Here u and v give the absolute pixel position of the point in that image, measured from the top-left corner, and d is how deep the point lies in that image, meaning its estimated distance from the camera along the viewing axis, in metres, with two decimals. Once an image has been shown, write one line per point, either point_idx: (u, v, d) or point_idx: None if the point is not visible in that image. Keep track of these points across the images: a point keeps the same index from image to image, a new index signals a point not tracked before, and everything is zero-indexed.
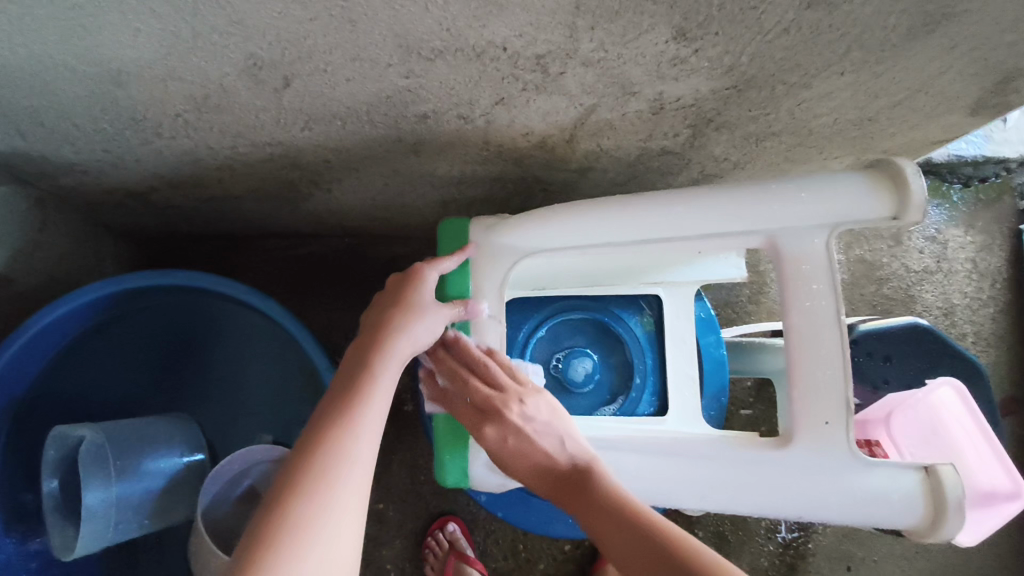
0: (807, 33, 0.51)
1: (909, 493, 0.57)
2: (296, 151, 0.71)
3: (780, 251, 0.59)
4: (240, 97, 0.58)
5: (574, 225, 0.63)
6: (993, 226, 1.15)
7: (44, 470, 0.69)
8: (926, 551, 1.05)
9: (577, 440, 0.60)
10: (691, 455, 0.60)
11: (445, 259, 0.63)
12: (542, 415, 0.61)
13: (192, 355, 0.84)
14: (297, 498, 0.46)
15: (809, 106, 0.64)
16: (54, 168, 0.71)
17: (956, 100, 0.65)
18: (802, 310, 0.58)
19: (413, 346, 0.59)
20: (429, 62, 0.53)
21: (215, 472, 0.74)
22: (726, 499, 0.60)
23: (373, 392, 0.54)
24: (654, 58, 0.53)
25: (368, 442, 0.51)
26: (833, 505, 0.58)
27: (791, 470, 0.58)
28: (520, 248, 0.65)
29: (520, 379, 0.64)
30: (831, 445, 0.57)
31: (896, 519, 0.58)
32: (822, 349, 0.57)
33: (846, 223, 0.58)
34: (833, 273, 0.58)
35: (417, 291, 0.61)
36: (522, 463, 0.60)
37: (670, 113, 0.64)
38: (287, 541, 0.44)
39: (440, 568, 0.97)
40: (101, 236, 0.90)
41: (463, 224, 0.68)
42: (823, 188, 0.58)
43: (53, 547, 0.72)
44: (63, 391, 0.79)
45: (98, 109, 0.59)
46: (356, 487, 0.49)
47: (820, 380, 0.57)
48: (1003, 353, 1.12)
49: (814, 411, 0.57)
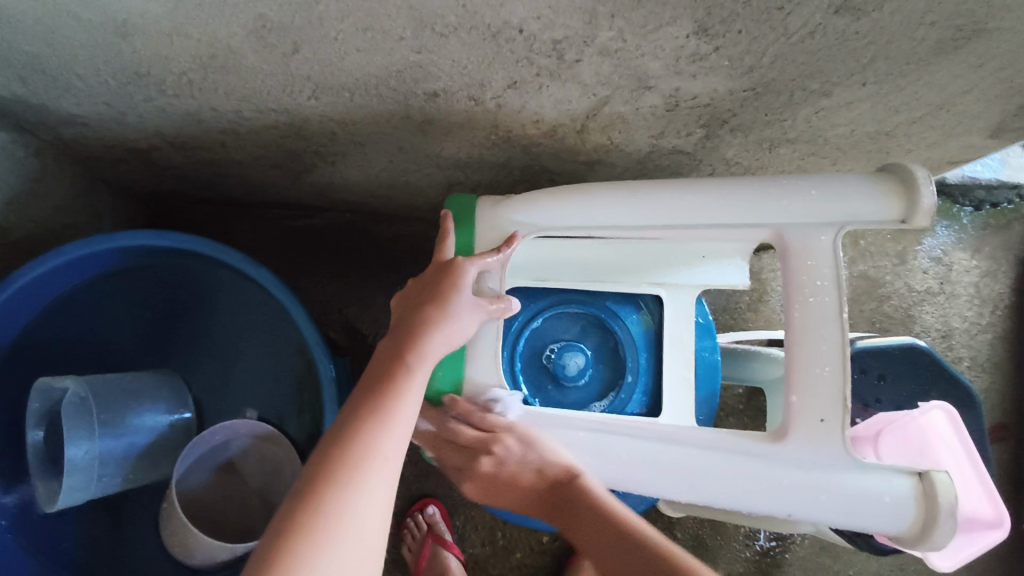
0: (833, 40, 0.49)
1: (900, 498, 0.56)
2: (302, 121, 0.69)
3: (786, 246, 0.58)
4: (247, 60, 0.56)
5: (581, 206, 0.62)
6: (1000, 252, 1.14)
7: (27, 419, 0.70)
8: (901, 571, 1.05)
9: (556, 464, 0.61)
10: (686, 443, 0.59)
11: (481, 256, 0.61)
12: (516, 450, 0.62)
13: (182, 316, 0.83)
14: (330, 492, 0.47)
15: (828, 115, 0.62)
16: (54, 118, 0.70)
17: (976, 120, 0.64)
18: (805, 306, 0.57)
19: (445, 345, 0.59)
20: (443, 38, 0.51)
21: (187, 446, 0.72)
22: (714, 491, 0.59)
23: (404, 390, 0.55)
24: (673, 52, 0.51)
25: (396, 440, 0.53)
26: (823, 503, 0.57)
27: (785, 464, 0.57)
28: (527, 227, 0.64)
29: (488, 422, 0.63)
30: (824, 442, 0.57)
31: (886, 523, 0.57)
32: (823, 346, 0.56)
33: (854, 223, 0.57)
34: (838, 271, 0.57)
35: (452, 285, 0.60)
36: (516, 496, 0.65)
37: (685, 111, 0.62)
38: (319, 536, 0.46)
39: (417, 549, 0.98)
40: (100, 191, 0.89)
41: (470, 203, 0.66)
42: (834, 188, 0.57)
43: (38, 499, 0.73)
44: (48, 339, 0.78)
45: (101, 61, 0.57)
46: (384, 482, 0.50)
47: (819, 378, 0.56)
48: (998, 380, 1.11)
49: (811, 407, 0.57)
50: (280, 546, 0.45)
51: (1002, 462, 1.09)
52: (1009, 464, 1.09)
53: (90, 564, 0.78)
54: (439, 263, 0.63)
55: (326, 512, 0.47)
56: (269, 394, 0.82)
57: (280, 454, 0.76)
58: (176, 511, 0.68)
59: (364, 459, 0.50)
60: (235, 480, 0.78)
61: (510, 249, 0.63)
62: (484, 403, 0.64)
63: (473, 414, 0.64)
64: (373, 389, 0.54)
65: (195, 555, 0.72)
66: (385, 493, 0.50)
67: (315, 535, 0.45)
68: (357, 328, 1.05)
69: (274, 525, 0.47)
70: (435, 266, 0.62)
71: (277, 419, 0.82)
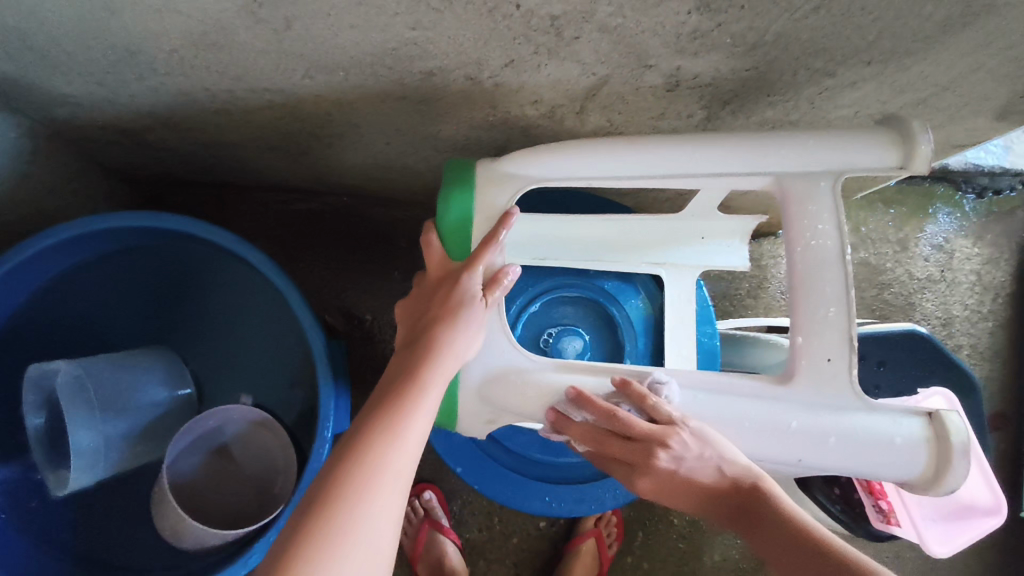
0: (837, 16, 0.48)
1: (912, 439, 0.54)
2: (296, 101, 0.68)
3: (785, 195, 0.57)
4: (239, 36, 0.55)
5: (577, 155, 0.60)
6: (1002, 239, 1.13)
7: (26, 411, 0.70)
8: (897, 557, 1.06)
9: (735, 461, 0.55)
10: (688, 386, 0.58)
11: (482, 256, 0.60)
12: (693, 450, 0.55)
13: (180, 299, 0.83)
14: (344, 507, 0.47)
15: (831, 96, 0.61)
16: (45, 98, 0.68)
17: (982, 102, 0.63)
18: (806, 249, 0.55)
19: (455, 362, 0.58)
20: (438, 14, 0.50)
21: (180, 430, 0.72)
22: (715, 436, 0.57)
23: (415, 406, 0.55)
24: (674, 28, 0.50)
25: (404, 457, 0.52)
26: (831, 446, 0.55)
27: (792, 407, 0.55)
28: (530, 177, 0.62)
29: (663, 414, 0.56)
30: (831, 381, 0.55)
31: (897, 466, 0.55)
32: (826, 287, 0.55)
33: (851, 170, 0.56)
34: (838, 216, 0.55)
35: (457, 298, 0.60)
36: (689, 502, 0.57)
37: (685, 92, 0.61)
38: (333, 550, 0.45)
39: (413, 534, 0.99)
40: (94, 173, 0.88)
41: (468, 164, 0.64)
42: (835, 151, 0.56)
43: (49, 485, 0.74)
44: (44, 320, 0.78)
45: (91, 37, 0.56)
46: (386, 498, 0.49)
47: (824, 319, 0.55)
48: (997, 368, 1.11)
49: (817, 347, 0.55)
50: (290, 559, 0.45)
51: (1001, 451, 1.09)
52: (1008, 452, 1.09)
53: (86, 549, 0.78)
54: (445, 272, 0.62)
55: (339, 528, 0.46)
56: (268, 376, 0.82)
57: (275, 441, 0.75)
58: (169, 499, 0.68)
59: (375, 474, 0.49)
60: (229, 463, 0.78)
61: (505, 229, 0.61)
62: (648, 386, 0.57)
63: (645, 402, 0.56)
64: (384, 403, 0.55)
65: (185, 541, 0.72)
66: (391, 512, 0.50)
67: (327, 550, 0.45)
68: (353, 311, 1.04)
69: (285, 535, 0.47)
70: (439, 277, 0.62)
71: (271, 404, 0.81)
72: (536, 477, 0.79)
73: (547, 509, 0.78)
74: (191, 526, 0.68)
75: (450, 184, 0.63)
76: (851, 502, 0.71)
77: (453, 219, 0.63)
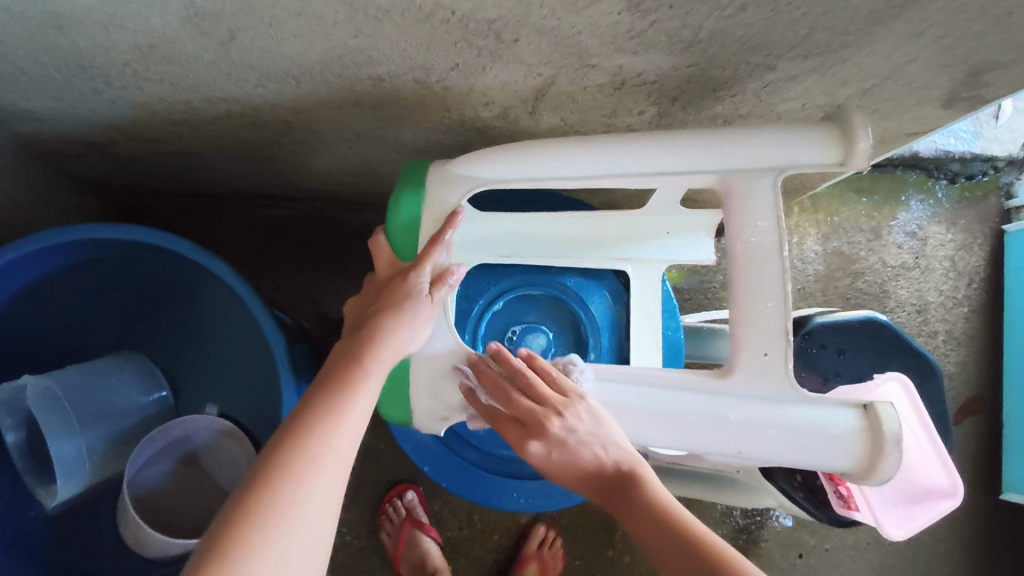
0: (766, 11, 0.49)
1: (847, 430, 0.55)
2: (254, 110, 0.69)
3: (728, 190, 0.58)
4: (186, 49, 0.56)
5: (522, 154, 0.61)
6: (975, 225, 1.14)
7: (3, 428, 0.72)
8: (877, 543, 1.08)
9: (621, 447, 0.57)
10: (634, 381, 0.59)
11: (430, 254, 0.62)
12: (587, 424, 0.57)
13: (148, 305, 0.84)
14: (284, 484, 0.48)
15: (776, 89, 0.62)
16: (8, 114, 0.70)
17: (927, 91, 0.63)
18: (747, 246, 0.56)
19: (398, 351, 0.59)
20: (377, 21, 0.51)
21: (146, 438, 0.73)
22: (659, 428, 0.58)
23: (358, 391, 0.56)
24: (609, 28, 0.51)
25: (345, 438, 0.53)
26: (770, 438, 0.56)
27: (731, 402, 0.56)
28: (477, 179, 0.63)
29: (563, 385, 0.59)
30: (769, 375, 0.56)
31: (834, 456, 0.56)
32: (765, 281, 0.56)
33: (791, 167, 0.56)
34: (778, 210, 0.56)
35: (404, 294, 0.61)
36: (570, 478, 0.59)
37: (632, 89, 0.62)
38: (273, 523, 0.46)
39: (394, 534, 0.99)
40: (64, 185, 0.89)
41: (419, 165, 0.65)
42: (777, 143, 0.56)
43: (39, 496, 0.76)
44: (18, 331, 0.80)
45: (42, 54, 0.57)
46: (327, 482, 0.50)
47: (764, 313, 0.56)
48: (973, 352, 1.11)
49: (756, 341, 0.56)
50: (227, 532, 0.45)
51: (980, 435, 1.09)
52: (985, 436, 1.10)
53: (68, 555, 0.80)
54: (394, 269, 0.64)
55: (275, 502, 0.47)
56: (238, 381, 0.83)
57: (238, 451, 0.76)
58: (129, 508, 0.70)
59: (316, 454, 0.50)
60: (195, 470, 0.80)
61: (453, 228, 0.63)
62: (562, 368, 0.62)
63: (550, 373, 0.60)
64: (328, 387, 0.56)
65: (149, 549, 0.73)
66: (330, 495, 0.50)
67: (263, 525, 0.45)
68: (330, 315, 1.06)
69: (222, 513, 0.47)
70: (388, 274, 0.64)
71: (242, 410, 0.83)
72: (502, 473, 0.80)
73: (515, 506, 0.79)
74: (151, 535, 0.69)
75: (400, 183, 0.64)
76: (812, 488, 0.74)
77: (404, 218, 0.64)
